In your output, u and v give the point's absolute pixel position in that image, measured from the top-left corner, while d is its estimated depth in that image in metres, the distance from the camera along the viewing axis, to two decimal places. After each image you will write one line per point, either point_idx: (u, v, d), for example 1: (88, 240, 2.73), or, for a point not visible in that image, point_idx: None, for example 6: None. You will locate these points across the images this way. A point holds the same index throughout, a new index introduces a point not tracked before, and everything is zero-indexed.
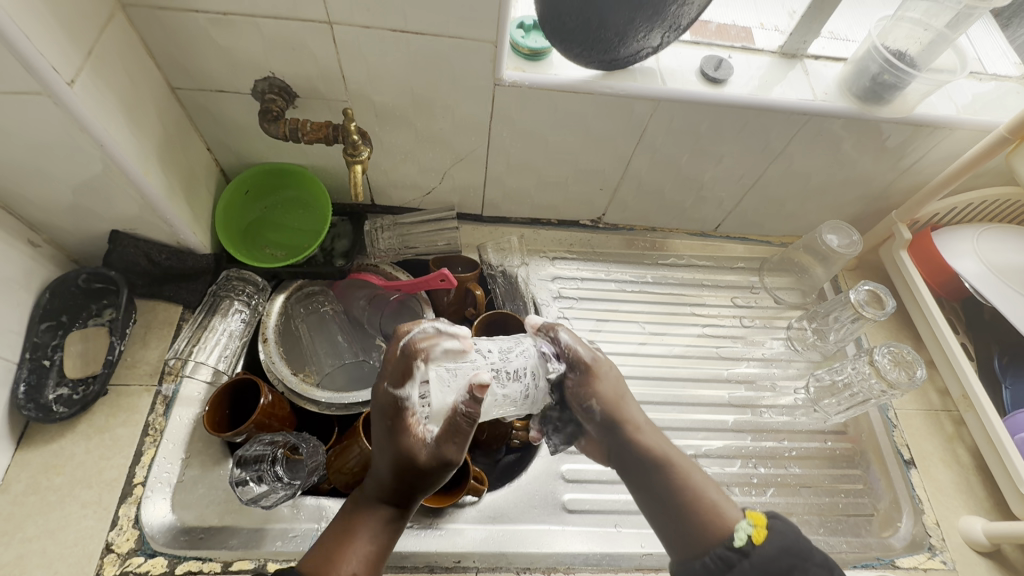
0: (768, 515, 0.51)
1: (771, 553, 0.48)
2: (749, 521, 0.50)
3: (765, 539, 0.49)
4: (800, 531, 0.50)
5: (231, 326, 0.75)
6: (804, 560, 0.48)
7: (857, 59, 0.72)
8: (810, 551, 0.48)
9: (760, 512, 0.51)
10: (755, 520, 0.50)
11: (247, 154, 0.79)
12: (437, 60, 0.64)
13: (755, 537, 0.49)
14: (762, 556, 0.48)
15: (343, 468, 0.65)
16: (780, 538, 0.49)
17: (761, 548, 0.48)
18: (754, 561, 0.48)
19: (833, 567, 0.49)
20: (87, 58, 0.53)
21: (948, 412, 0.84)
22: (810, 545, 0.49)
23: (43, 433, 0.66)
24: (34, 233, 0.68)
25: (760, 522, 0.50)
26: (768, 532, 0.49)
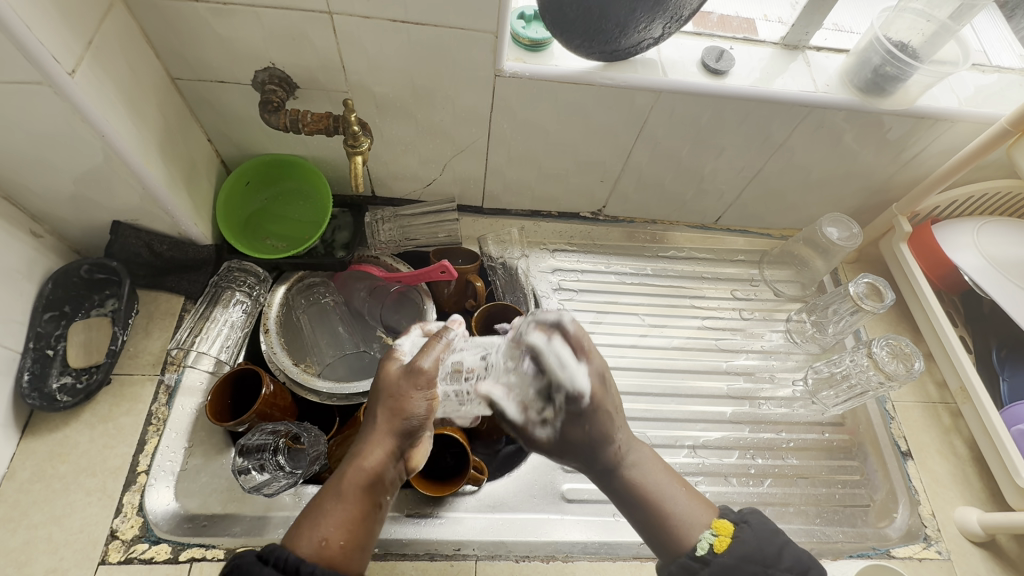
0: (735, 522, 0.53)
1: (730, 561, 0.50)
2: (711, 530, 0.52)
3: (727, 548, 0.50)
4: (768, 536, 0.52)
5: (232, 317, 0.76)
6: (767, 565, 0.50)
7: (859, 50, 0.71)
8: (774, 557, 0.50)
9: (727, 519, 0.53)
10: (720, 529, 0.52)
11: (248, 145, 0.79)
12: (437, 51, 0.64)
13: (716, 546, 0.51)
14: (721, 564, 0.50)
15: (345, 458, 0.66)
16: (741, 547, 0.50)
17: (722, 556, 0.50)
18: (713, 569, 0.50)
19: (801, 560, 0.51)
20: (88, 48, 0.53)
21: (946, 404, 0.84)
22: (774, 548, 0.51)
23: (48, 421, 0.67)
24: (35, 224, 0.68)
25: (724, 530, 0.51)
26: (731, 541, 0.51)
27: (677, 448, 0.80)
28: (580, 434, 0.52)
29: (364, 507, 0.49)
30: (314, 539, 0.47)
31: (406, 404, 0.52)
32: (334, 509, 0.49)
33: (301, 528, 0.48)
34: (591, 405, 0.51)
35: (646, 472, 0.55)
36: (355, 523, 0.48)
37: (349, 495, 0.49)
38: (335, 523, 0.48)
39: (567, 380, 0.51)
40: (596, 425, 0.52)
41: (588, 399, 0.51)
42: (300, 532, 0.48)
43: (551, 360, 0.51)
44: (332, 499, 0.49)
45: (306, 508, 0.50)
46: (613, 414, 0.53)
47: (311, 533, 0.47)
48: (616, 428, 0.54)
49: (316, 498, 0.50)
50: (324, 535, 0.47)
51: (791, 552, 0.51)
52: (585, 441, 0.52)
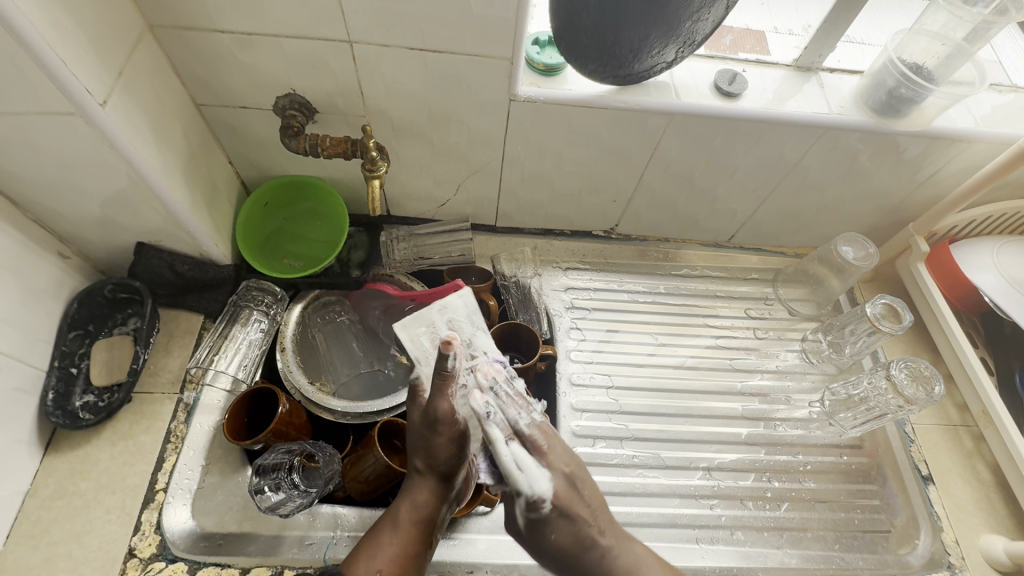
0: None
1: None
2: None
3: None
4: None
5: (250, 336, 0.77)
6: None
7: (873, 73, 0.72)
8: None
9: None
10: None
11: (268, 167, 0.80)
12: (453, 77, 0.65)
13: None
14: None
15: (359, 477, 0.67)
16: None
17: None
18: None
19: None
20: (117, 78, 0.55)
21: (967, 428, 0.82)
22: None
23: (70, 439, 0.68)
24: (63, 245, 0.70)
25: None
26: None
27: (692, 471, 0.79)
28: (548, 541, 0.56)
29: (415, 543, 0.57)
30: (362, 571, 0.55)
31: (435, 448, 0.58)
32: (386, 540, 0.57)
33: (356, 560, 0.56)
34: (553, 513, 0.56)
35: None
36: (403, 556, 0.56)
37: (401, 529, 0.58)
38: (386, 556, 0.56)
39: (524, 485, 0.55)
40: (567, 527, 0.56)
41: (549, 504, 0.55)
42: (352, 562, 0.56)
43: (508, 460, 0.56)
44: (385, 533, 0.58)
45: (365, 539, 0.59)
46: (587, 508, 0.57)
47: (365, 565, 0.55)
48: (591, 530, 0.57)
49: (370, 535, 0.59)
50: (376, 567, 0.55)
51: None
52: (552, 548, 0.56)
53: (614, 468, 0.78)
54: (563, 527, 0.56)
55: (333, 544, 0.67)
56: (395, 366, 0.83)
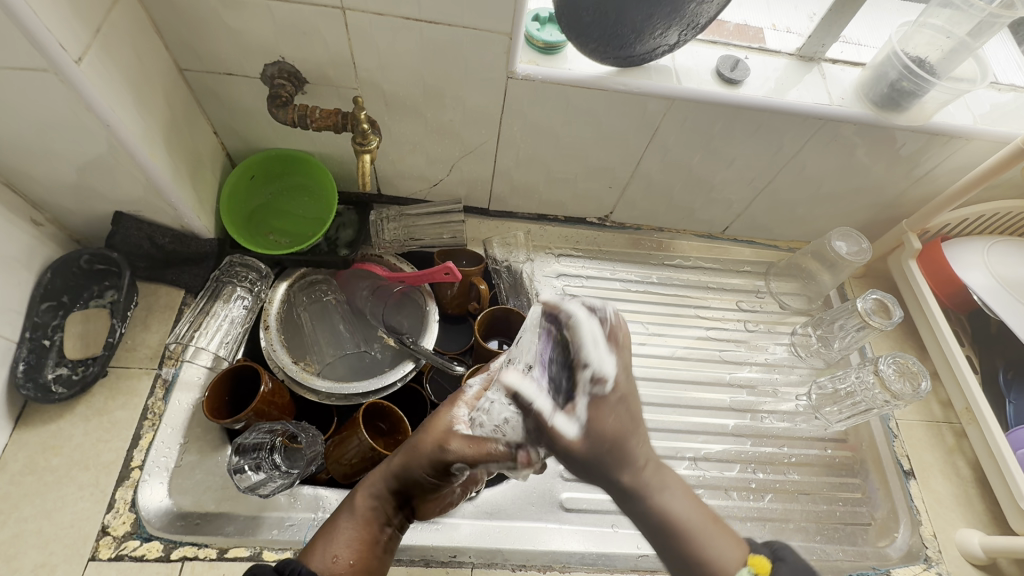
0: (772, 560, 0.45)
1: None
2: (751, 573, 0.44)
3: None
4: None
5: (232, 312, 0.75)
6: None
7: (876, 65, 0.71)
8: None
9: (764, 556, 0.45)
10: (760, 569, 0.44)
11: (255, 139, 0.78)
12: (450, 52, 0.63)
13: None
14: None
15: (342, 459, 0.66)
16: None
17: None
18: None
19: None
20: (95, 36, 0.52)
21: (950, 424, 0.83)
22: None
23: (42, 413, 0.66)
24: (37, 212, 0.67)
25: (762, 571, 0.44)
26: None
27: (678, 460, 0.79)
28: (602, 435, 0.42)
29: (372, 532, 0.53)
30: (320, 555, 0.51)
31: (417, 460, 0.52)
32: (345, 525, 0.53)
33: (314, 544, 0.52)
34: (613, 395, 0.43)
35: (675, 507, 0.46)
36: (360, 541, 0.52)
37: (359, 516, 0.53)
38: (344, 542, 0.52)
39: (594, 361, 0.42)
40: (619, 421, 0.44)
41: (613, 386, 0.42)
42: (309, 547, 0.52)
43: (582, 333, 0.43)
44: (343, 512, 0.54)
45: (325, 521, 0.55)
46: (635, 414, 0.45)
47: (321, 551, 0.51)
48: (634, 438, 0.44)
49: (331, 516, 0.55)
50: (334, 551, 0.51)
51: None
52: (601, 459, 0.43)
53: None
54: (616, 419, 0.43)
55: (314, 526, 0.66)
56: (382, 348, 0.81)
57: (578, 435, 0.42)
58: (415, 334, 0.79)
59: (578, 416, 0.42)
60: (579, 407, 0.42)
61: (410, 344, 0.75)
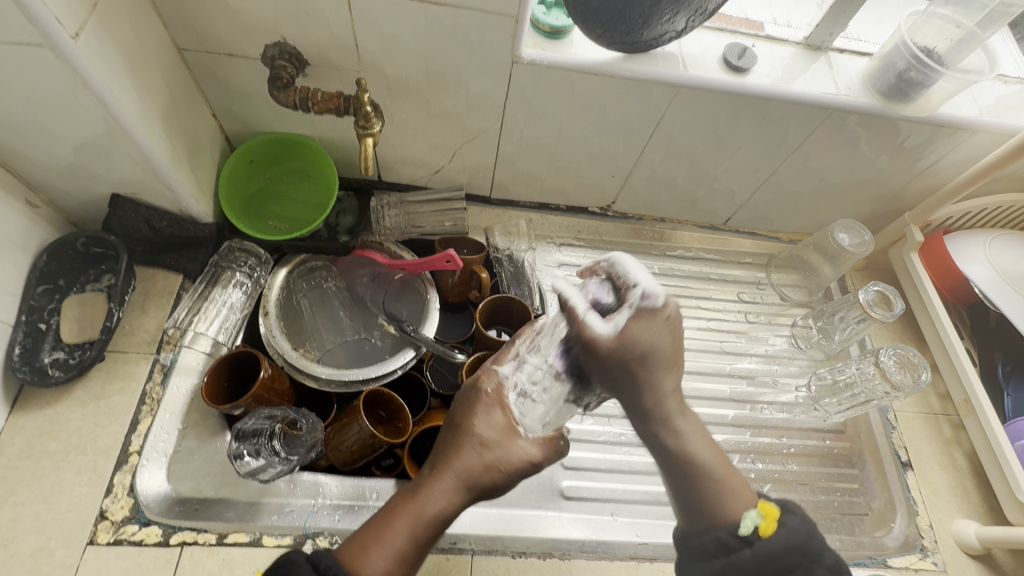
0: (781, 509, 0.53)
1: (777, 547, 0.50)
2: (758, 512, 0.52)
3: (772, 534, 0.50)
4: (813, 530, 0.51)
5: (231, 298, 0.74)
6: (813, 561, 0.49)
7: (884, 55, 0.70)
8: (820, 553, 0.50)
9: (774, 505, 0.53)
10: (766, 512, 0.52)
11: (254, 122, 0.77)
12: (455, 35, 0.62)
13: (762, 529, 0.51)
14: (766, 548, 0.50)
15: (342, 446, 0.66)
16: (788, 536, 0.50)
17: (767, 539, 0.50)
18: (757, 550, 0.50)
19: (838, 564, 0.50)
20: (92, 11, 0.50)
21: (948, 416, 0.84)
22: (820, 545, 0.50)
23: (39, 397, 0.65)
24: (32, 193, 0.66)
25: (770, 514, 0.52)
26: (776, 526, 0.51)
27: None
28: (634, 346, 0.54)
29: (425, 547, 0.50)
30: (375, 572, 0.46)
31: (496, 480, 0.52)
32: (401, 541, 0.48)
33: (364, 557, 0.47)
34: (660, 313, 0.55)
35: (691, 443, 0.57)
36: (412, 561, 0.49)
37: (418, 535, 0.49)
38: (399, 558, 0.48)
39: (642, 281, 0.53)
40: (648, 343, 0.55)
41: (657, 303, 0.54)
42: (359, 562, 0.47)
43: (622, 265, 0.54)
44: (403, 527, 0.49)
45: (372, 532, 0.49)
46: (665, 352, 0.56)
47: (374, 565, 0.47)
48: (663, 369, 0.57)
49: (381, 526, 0.49)
50: (389, 569, 0.47)
51: (832, 553, 0.51)
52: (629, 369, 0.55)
53: (601, 444, 0.78)
54: (647, 336, 0.55)
55: (314, 512, 0.66)
56: (382, 336, 0.80)
57: (610, 333, 0.53)
58: (415, 322, 0.79)
59: (615, 322, 0.54)
60: (618, 315, 0.54)
61: (411, 331, 0.75)
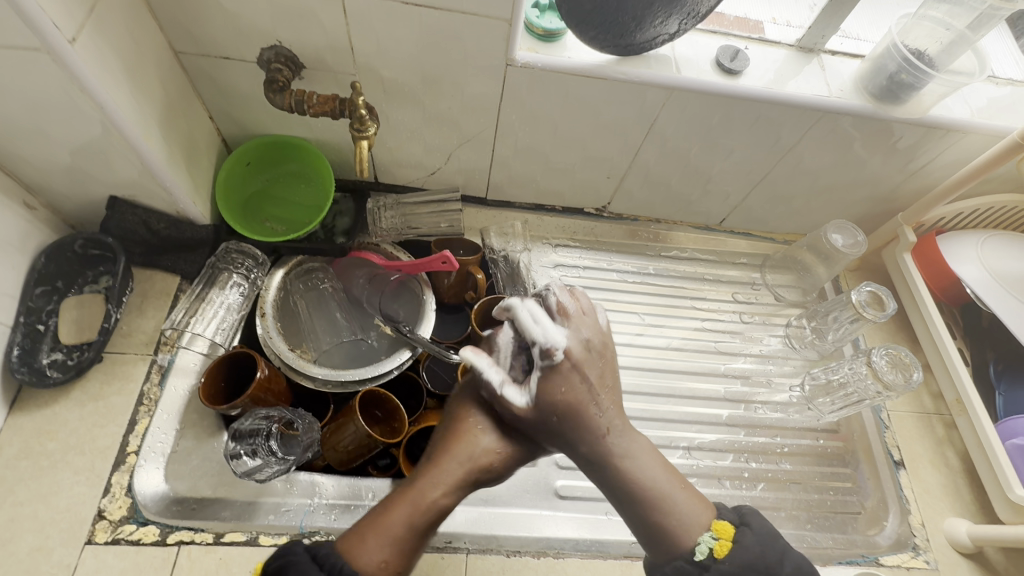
0: (735, 526, 0.54)
1: (730, 568, 0.51)
2: (712, 534, 0.53)
3: (727, 555, 0.52)
4: (773, 541, 0.52)
5: (228, 300, 0.75)
6: (769, 573, 0.51)
7: (875, 57, 0.71)
8: (778, 563, 0.51)
9: (728, 522, 0.55)
10: (720, 532, 0.53)
11: (250, 125, 0.77)
12: (449, 38, 0.63)
13: (717, 551, 0.52)
14: (720, 570, 0.51)
15: (338, 447, 0.67)
16: (743, 555, 0.51)
17: (722, 562, 0.51)
18: (712, 573, 0.52)
19: (801, 564, 0.52)
20: (89, 16, 0.51)
21: (940, 416, 0.84)
22: (779, 554, 0.51)
23: (38, 397, 0.66)
24: (30, 196, 0.66)
25: (724, 534, 0.53)
26: (731, 546, 0.52)
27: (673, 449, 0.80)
28: (553, 412, 0.57)
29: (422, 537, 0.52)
30: (371, 556, 0.48)
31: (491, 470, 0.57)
32: (399, 528, 0.50)
33: (362, 541, 0.49)
34: (565, 364, 0.57)
35: (638, 471, 0.57)
36: (409, 551, 0.50)
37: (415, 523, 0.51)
38: (395, 545, 0.50)
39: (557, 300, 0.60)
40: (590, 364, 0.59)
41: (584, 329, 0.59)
42: (356, 547, 0.48)
43: (523, 317, 0.59)
44: (400, 515, 0.51)
45: (369, 518, 0.51)
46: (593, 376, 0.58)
47: (371, 554, 0.48)
48: (589, 406, 0.57)
49: (377, 512, 0.51)
50: (385, 556, 0.49)
51: (793, 557, 0.52)
52: (553, 424, 0.57)
53: None
54: (567, 388, 0.57)
55: (310, 512, 0.66)
56: (379, 337, 0.81)
57: (524, 404, 0.57)
58: (411, 322, 0.79)
59: (556, 338, 0.58)
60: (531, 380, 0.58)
61: (406, 332, 0.75)
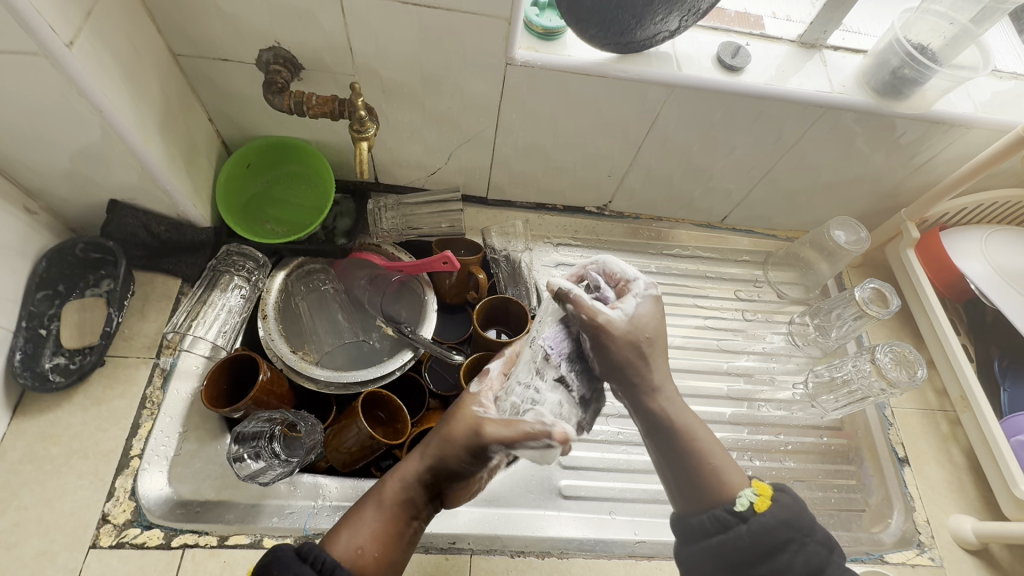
0: (773, 488, 0.53)
1: (770, 522, 0.49)
2: (752, 490, 0.52)
3: (767, 509, 0.50)
4: (803, 508, 0.52)
5: (230, 302, 0.74)
6: (803, 535, 0.50)
7: (879, 51, 0.70)
8: (811, 528, 0.50)
9: (765, 483, 0.53)
10: (760, 489, 0.52)
11: (250, 127, 0.77)
12: (448, 38, 0.62)
13: (757, 505, 0.51)
14: (760, 524, 0.50)
15: (340, 448, 0.66)
16: (783, 512, 0.50)
17: (762, 516, 0.50)
18: (751, 526, 0.50)
19: (832, 541, 0.51)
20: (86, 19, 0.51)
21: (944, 412, 0.84)
22: (810, 521, 0.51)
23: (41, 402, 0.66)
24: (30, 200, 0.66)
25: (764, 491, 0.51)
26: (771, 502, 0.51)
27: None
28: (644, 334, 0.54)
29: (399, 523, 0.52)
30: (345, 545, 0.50)
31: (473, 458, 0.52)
32: (370, 518, 0.52)
33: (338, 532, 0.51)
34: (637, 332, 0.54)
35: (679, 414, 0.55)
36: (386, 538, 0.51)
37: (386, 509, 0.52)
38: (370, 533, 0.51)
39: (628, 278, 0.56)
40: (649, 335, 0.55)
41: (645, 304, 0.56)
42: (332, 537, 0.51)
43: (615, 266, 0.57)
44: (373, 506, 0.52)
45: (348, 511, 0.54)
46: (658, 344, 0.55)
47: (345, 542, 0.50)
48: (660, 357, 0.55)
49: (355, 504, 0.54)
50: (359, 543, 0.50)
51: (823, 529, 0.51)
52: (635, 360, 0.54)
53: (599, 444, 0.78)
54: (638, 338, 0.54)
55: (314, 514, 0.66)
56: (380, 338, 0.81)
57: (621, 319, 0.54)
58: (413, 323, 0.79)
59: (624, 308, 0.54)
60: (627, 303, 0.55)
61: (408, 333, 0.75)
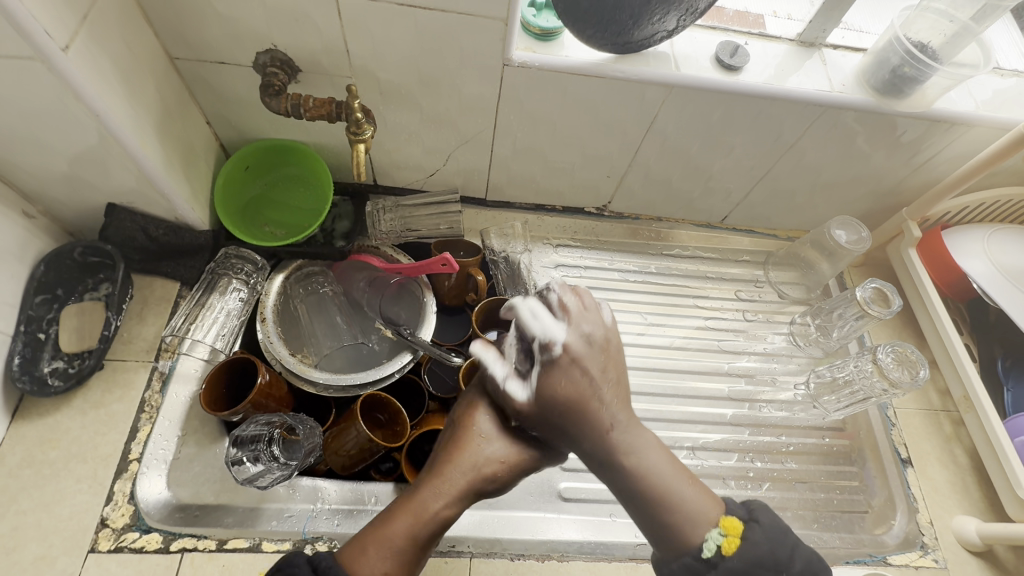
0: (745, 520, 0.53)
1: (740, 565, 0.50)
2: (719, 530, 0.52)
3: (734, 552, 0.51)
4: (782, 539, 0.52)
5: (228, 305, 0.74)
6: (778, 571, 0.51)
7: (878, 50, 0.70)
8: (786, 563, 0.51)
9: (737, 517, 0.53)
10: (728, 529, 0.52)
11: (248, 129, 0.77)
12: (445, 39, 0.62)
13: (724, 547, 0.51)
14: (728, 567, 0.51)
15: (339, 451, 0.66)
16: (752, 551, 0.51)
17: (731, 560, 0.51)
18: (721, 570, 0.51)
19: (810, 566, 0.52)
20: (82, 23, 0.51)
21: (948, 412, 0.83)
22: (787, 555, 0.52)
23: (40, 406, 0.66)
24: (28, 204, 0.66)
25: (732, 531, 0.52)
26: (740, 542, 0.51)
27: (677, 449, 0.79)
28: (556, 399, 0.53)
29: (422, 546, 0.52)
30: (370, 569, 0.48)
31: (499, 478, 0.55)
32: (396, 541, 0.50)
33: (361, 554, 0.49)
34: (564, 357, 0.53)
35: (646, 463, 0.54)
36: (410, 563, 0.50)
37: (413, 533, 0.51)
38: (395, 558, 0.50)
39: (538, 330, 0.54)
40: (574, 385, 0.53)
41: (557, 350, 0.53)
42: (354, 560, 0.49)
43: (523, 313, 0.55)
44: (400, 526, 0.51)
45: (367, 529, 0.52)
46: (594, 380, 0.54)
47: (372, 566, 0.49)
48: (600, 409, 0.54)
49: (375, 524, 0.52)
50: (384, 568, 0.49)
51: (799, 556, 0.52)
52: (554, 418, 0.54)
53: None
54: (568, 379, 0.53)
55: (313, 517, 0.66)
56: (379, 340, 0.81)
57: (526, 398, 0.55)
58: (412, 325, 0.79)
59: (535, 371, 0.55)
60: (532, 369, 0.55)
61: (407, 336, 0.74)
